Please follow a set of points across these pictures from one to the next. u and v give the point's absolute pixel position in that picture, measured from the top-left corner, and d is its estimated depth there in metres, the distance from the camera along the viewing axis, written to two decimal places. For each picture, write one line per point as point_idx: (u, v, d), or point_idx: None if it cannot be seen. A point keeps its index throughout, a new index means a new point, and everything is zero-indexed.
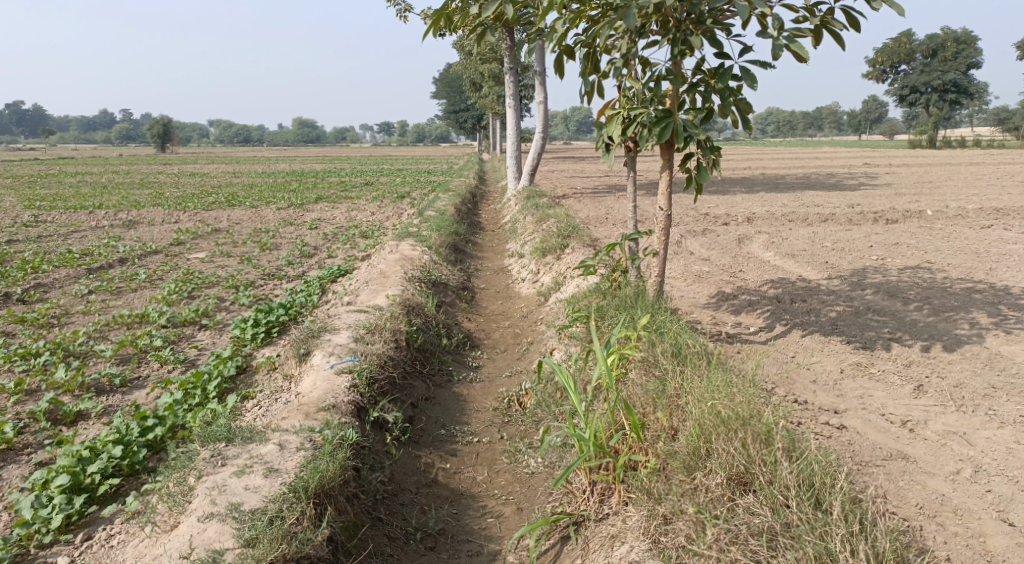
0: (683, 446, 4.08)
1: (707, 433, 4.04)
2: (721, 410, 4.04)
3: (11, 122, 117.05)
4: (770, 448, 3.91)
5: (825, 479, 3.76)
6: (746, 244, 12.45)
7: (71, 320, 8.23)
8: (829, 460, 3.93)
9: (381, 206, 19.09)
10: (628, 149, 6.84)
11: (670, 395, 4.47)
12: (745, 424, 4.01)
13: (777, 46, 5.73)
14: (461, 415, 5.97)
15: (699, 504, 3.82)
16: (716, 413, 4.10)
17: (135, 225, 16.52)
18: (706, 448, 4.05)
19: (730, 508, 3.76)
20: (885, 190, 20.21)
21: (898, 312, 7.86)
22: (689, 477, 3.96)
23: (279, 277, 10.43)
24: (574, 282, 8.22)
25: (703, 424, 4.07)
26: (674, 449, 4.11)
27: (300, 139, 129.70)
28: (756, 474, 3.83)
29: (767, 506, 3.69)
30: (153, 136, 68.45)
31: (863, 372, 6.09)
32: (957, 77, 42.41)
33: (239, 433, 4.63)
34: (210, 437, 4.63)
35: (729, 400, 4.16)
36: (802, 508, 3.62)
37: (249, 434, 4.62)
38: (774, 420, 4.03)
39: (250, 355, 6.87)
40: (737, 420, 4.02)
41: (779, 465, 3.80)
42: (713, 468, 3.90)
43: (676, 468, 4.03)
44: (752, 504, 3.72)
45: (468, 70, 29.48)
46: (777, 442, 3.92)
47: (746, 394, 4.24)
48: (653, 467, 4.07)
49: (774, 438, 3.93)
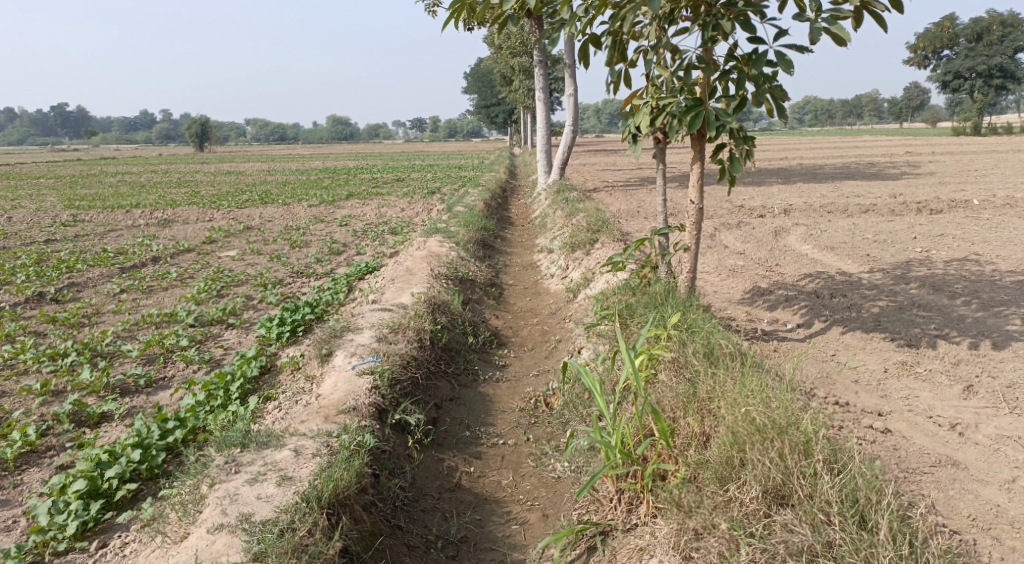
0: (716, 456, 3.86)
1: (741, 442, 3.82)
2: (757, 417, 3.82)
3: (55, 124, 119.76)
4: (810, 461, 3.70)
5: (870, 495, 3.55)
6: (783, 236, 12.11)
7: (101, 320, 8.24)
8: (874, 473, 3.71)
9: (412, 202, 19.04)
10: (657, 141, 6.58)
11: (702, 399, 4.25)
12: (782, 433, 3.79)
13: (815, 30, 5.46)
14: (486, 416, 5.81)
15: (733, 519, 3.61)
16: (751, 420, 3.88)
17: (170, 224, 16.65)
18: (739, 458, 3.83)
19: (766, 525, 3.56)
20: (929, 179, 19.60)
21: (945, 307, 7.52)
22: (722, 489, 3.75)
23: (308, 275, 10.38)
24: (603, 278, 8.02)
25: (736, 432, 3.86)
26: (706, 458, 3.90)
27: (335, 137, 130.65)
28: (795, 488, 3.63)
29: (807, 524, 3.48)
30: (192, 136, 69.45)
31: (908, 371, 5.81)
32: (1004, 61, 41.04)
33: (255, 439, 4.54)
34: (227, 442, 4.53)
35: (764, 406, 3.94)
36: (845, 527, 3.43)
37: (265, 440, 4.53)
38: (813, 429, 3.81)
39: (275, 354, 6.79)
40: (773, 428, 3.80)
41: (820, 479, 3.61)
42: (748, 480, 3.69)
43: (708, 479, 3.82)
44: (791, 521, 3.52)
45: (498, 64, 29.28)
46: (817, 453, 3.71)
47: (783, 399, 4.02)
48: (683, 476, 3.85)
49: (813, 449, 3.72)
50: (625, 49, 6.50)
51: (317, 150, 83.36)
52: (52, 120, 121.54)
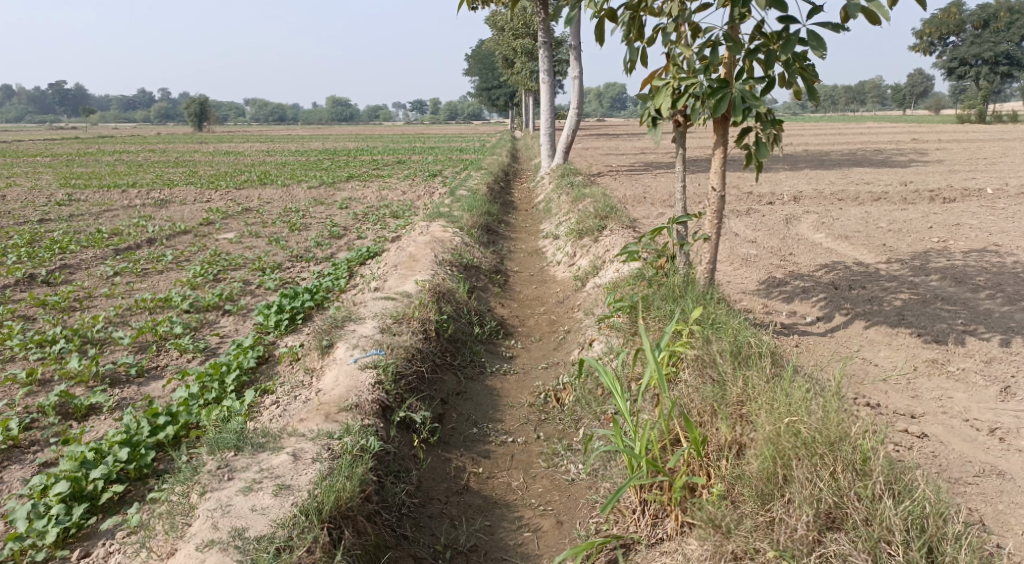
0: (756, 470, 3.60)
1: (787, 457, 3.56)
2: (804, 428, 3.57)
3: (53, 102, 118.92)
4: (868, 481, 3.41)
5: (938, 522, 3.27)
6: (794, 224, 11.78)
7: (93, 304, 7.93)
8: (940, 497, 3.42)
9: (413, 185, 18.68)
10: (677, 124, 6.30)
11: (734, 405, 3.98)
12: (834, 448, 3.52)
13: (852, 8, 5.13)
14: (494, 411, 5.53)
15: (780, 545, 3.36)
16: (797, 432, 3.62)
17: (167, 204, 16.29)
18: (783, 474, 3.57)
19: (818, 553, 3.32)
20: (938, 166, 19.28)
21: (969, 301, 7.23)
22: (764, 508, 3.51)
23: (307, 259, 10.07)
24: (613, 267, 7.72)
25: (779, 444, 3.59)
26: (744, 472, 3.65)
27: (335, 117, 129.97)
28: (849, 511, 3.37)
29: (865, 553, 3.24)
30: (191, 116, 68.78)
31: (939, 370, 5.52)
32: (1011, 48, 40.60)
33: (250, 441, 4.25)
34: (219, 445, 4.24)
35: (811, 417, 3.67)
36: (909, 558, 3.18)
37: (262, 443, 4.24)
38: (870, 444, 3.53)
39: (273, 343, 6.50)
40: (823, 443, 3.53)
41: (879, 501, 3.35)
42: (794, 501, 3.44)
43: (747, 497, 3.57)
44: (846, 550, 3.27)
45: (502, 46, 28.78)
46: (876, 472, 3.42)
47: (828, 406, 3.74)
48: (720, 491, 3.60)
49: (871, 466, 3.44)
50: (644, 26, 6.18)
51: (317, 130, 82.62)
52: (51, 97, 120.77)
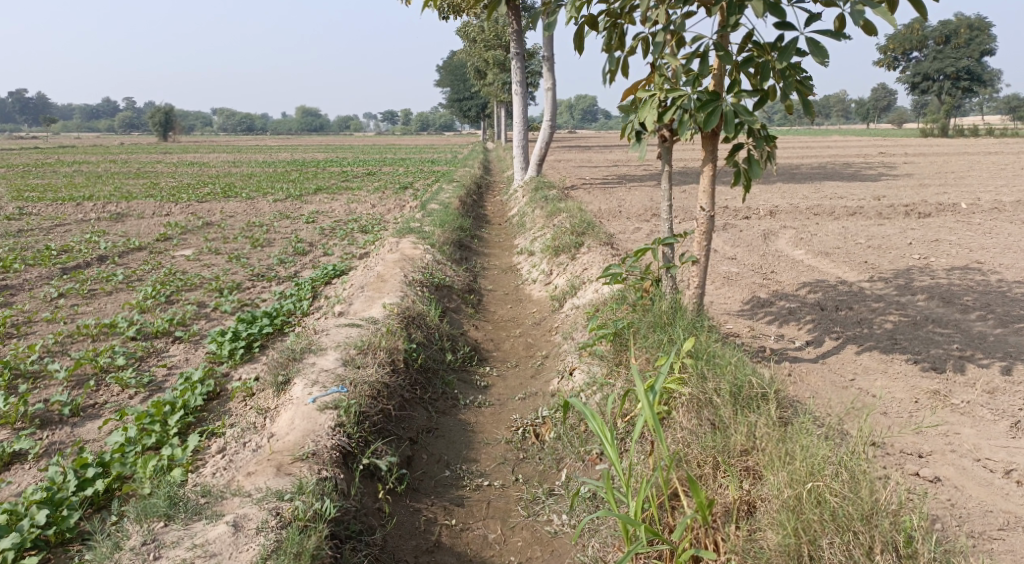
0: (778, 546, 3.37)
1: (813, 532, 3.34)
2: (832, 498, 3.37)
3: (13, 111, 116.39)
4: None
5: None
6: (773, 240, 11.50)
7: (32, 331, 7.33)
8: None
9: (382, 198, 18.16)
10: (662, 139, 5.96)
11: (749, 469, 3.78)
12: (870, 524, 3.32)
13: (852, 16, 4.82)
14: (468, 450, 5.05)
15: None
16: (822, 501, 3.40)
17: (124, 219, 15.58)
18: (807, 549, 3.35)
19: None
20: (908, 180, 19.20)
21: (961, 323, 6.91)
22: None
23: (268, 278, 9.52)
24: (593, 288, 7.31)
25: (805, 517, 3.38)
26: (763, 548, 3.41)
27: (303, 128, 128.66)
28: None
29: None
30: (156, 126, 67.52)
31: (942, 402, 5.14)
32: (971, 64, 41.22)
33: (183, 509, 3.73)
34: (147, 512, 3.73)
35: (842, 484, 3.47)
36: None
37: (198, 510, 3.73)
38: (910, 521, 3.34)
39: (226, 375, 5.97)
40: (860, 518, 3.32)
41: None
42: None
43: None
44: None
45: (473, 57, 28.42)
46: (924, 557, 3.24)
47: (858, 470, 3.53)
48: None
49: (917, 549, 3.23)
50: (624, 34, 5.83)
51: (286, 143, 81.61)
52: (12, 106, 118.03)
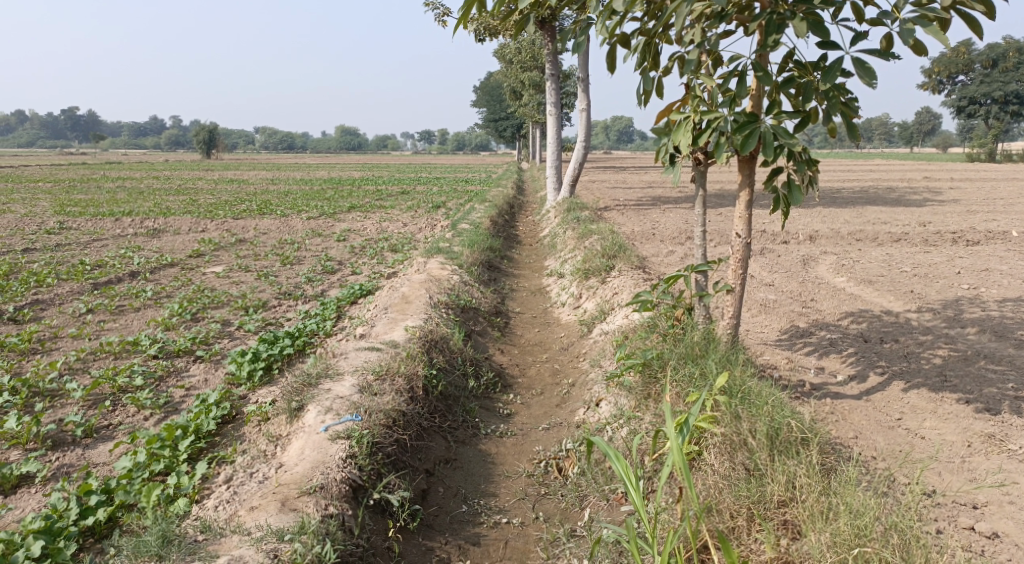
0: None
1: None
2: None
3: (65, 127, 120.14)
4: None
5: None
6: (812, 266, 11.10)
7: (57, 347, 7.30)
8: None
9: (415, 217, 18.13)
10: (697, 161, 5.71)
11: (786, 524, 3.67)
12: None
13: (900, 35, 4.55)
14: (486, 484, 4.81)
15: None
16: None
17: (160, 234, 15.72)
18: None
19: None
20: (955, 206, 18.60)
21: (1015, 359, 6.48)
22: None
23: (295, 296, 9.42)
24: (623, 314, 7.04)
25: None
26: None
27: (342, 147, 130.53)
28: None
29: None
30: (200, 143, 68.98)
31: (997, 448, 4.77)
32: (1019, 88, 40.09)
33: (176, 549, 3.64)
34: (139, 551, 3.64)
35: (892, 550, 3.37)
36: None
37: (192, 550, 3.64)
38: None
39: (243, 398, 5.82)
40: None
41: None
42: None
43: None
44: None
45: (509, 78, 28.49)
46: None
47: (907, 535, 3.44)
48: None
49: None
50: (658, 54, 5.62)
51: (325, 161, 82.84)
52: (62, 123, 121.69)
